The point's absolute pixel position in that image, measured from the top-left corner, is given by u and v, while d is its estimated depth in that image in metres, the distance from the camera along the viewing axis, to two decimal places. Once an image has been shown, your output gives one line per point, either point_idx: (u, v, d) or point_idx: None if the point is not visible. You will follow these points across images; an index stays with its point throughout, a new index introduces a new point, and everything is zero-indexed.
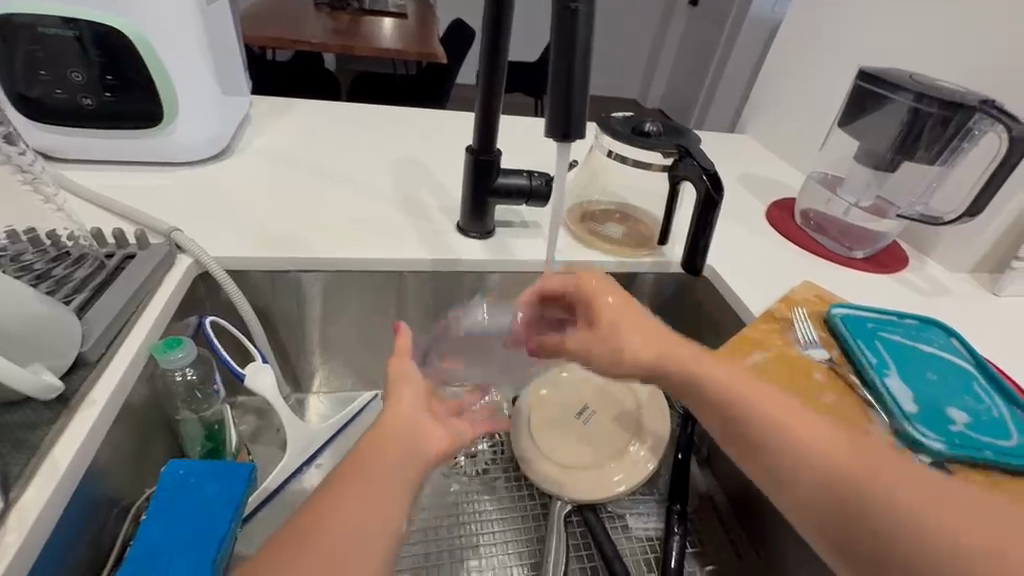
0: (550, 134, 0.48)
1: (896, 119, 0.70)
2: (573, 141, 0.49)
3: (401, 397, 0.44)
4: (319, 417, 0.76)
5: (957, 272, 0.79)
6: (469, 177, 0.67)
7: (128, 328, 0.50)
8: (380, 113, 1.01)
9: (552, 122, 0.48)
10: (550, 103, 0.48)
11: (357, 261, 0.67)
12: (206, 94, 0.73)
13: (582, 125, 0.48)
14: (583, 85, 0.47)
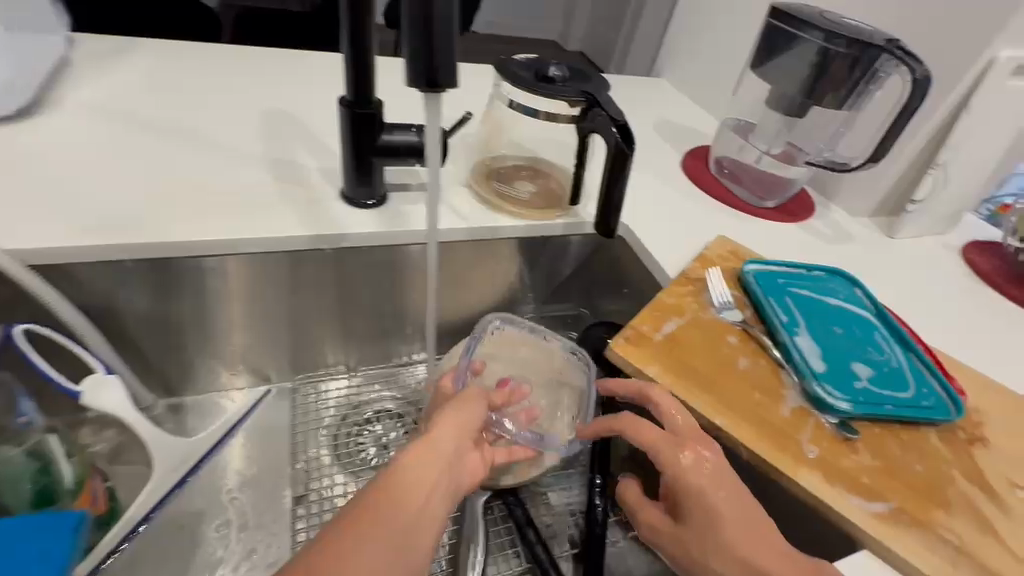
0: (411, 84, 0.40)
1: (806, 62, 0.67)
2: (443, 91, 0.40)
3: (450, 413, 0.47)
4: (214, 420, 0.67)
5: (858, 217, 0.81)
6: (346, 135, 0.56)
7: None
8: (248, 57, 0.84)
9: (412, 73, 0.39)
10: (408, 45, 0.39)
11: (215, 242, 0.56)
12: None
13: (452, 72, 0.39)
14: (447, 17, 0.38)
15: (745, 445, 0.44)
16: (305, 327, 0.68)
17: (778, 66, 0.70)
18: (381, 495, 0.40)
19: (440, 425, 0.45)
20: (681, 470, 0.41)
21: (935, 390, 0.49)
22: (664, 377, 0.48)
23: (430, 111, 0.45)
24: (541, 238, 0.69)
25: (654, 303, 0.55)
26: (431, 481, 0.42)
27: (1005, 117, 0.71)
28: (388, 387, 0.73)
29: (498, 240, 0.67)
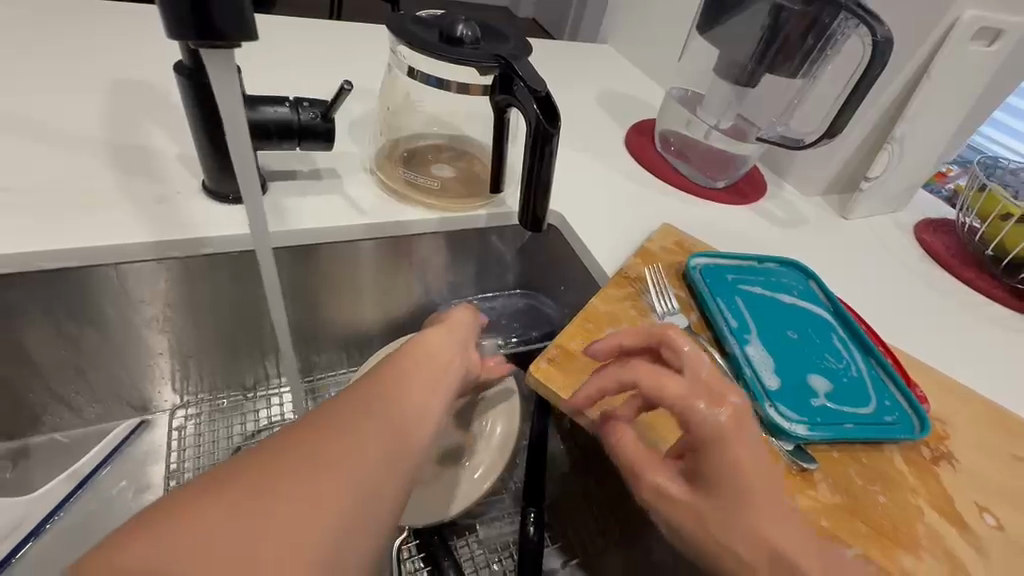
0: (177, 34, 0.31)
1: (756, 22, 0.58)
2: (236, 44, 0.32)
3: (456, 313, 0.43)
4: (49, 479, 0.55)
5: (812, 196, 0.75)
6: (193, 113, 0.44)
7: None
8: (103, 15, 0.69)
9: (177, 21, 0.31)
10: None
11: (26, 254, 0.43)
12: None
13: (246, 22, 0.32)
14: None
15: None
16: (177, 346, 0.57)
17: (726, 30, 0.62)
18: (406, 365, 0.34)
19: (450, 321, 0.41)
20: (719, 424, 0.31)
21: (898, 403, 0.44)
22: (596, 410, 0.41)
23: (230, 81, 0.36)
24: (461, 232, 0.59)
25: (584, 312, 0.47)
26: (450, 360, 0.37)
27: (963, 85, 0.65)
28: (289, 410, 0.63)
29: (408, 236, 0.57)
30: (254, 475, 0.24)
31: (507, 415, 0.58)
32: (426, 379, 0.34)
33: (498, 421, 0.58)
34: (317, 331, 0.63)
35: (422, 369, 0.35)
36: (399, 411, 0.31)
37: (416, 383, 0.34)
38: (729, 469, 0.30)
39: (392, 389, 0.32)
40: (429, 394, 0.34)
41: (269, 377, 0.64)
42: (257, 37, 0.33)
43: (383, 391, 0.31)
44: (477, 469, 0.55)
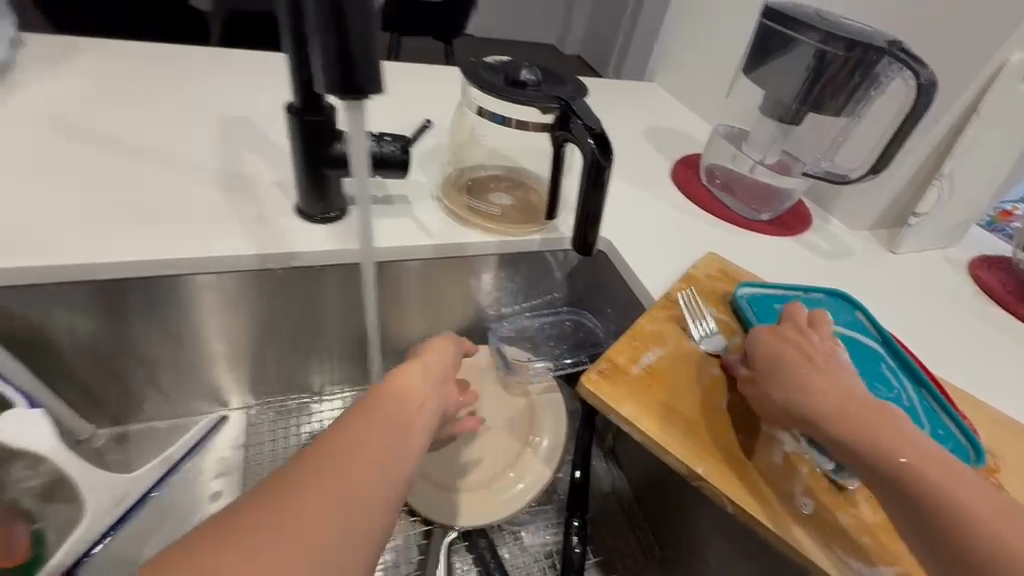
0: (328, 90, 0.38)
1: (802, 64, 0.62)
2: (367, 97, 0.39)
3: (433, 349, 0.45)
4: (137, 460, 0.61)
5: (858, 230, 0.76)
6: (296, 145, 0.51)
7: None
8: (210, 58, 0.79)
9: (327, 79, 0.38)
10: (321, 48, 0.37)
11: (151, 261, 0.50)
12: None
13: (377, 77, 0.38)
14: (357, 14, 0.36)
15: (723, 494, 0.39)
16: (259, 349, 0.63)
17: (771, 72, 0.65)
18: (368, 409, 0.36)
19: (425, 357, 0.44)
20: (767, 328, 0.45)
21: (952, 433, 0.45)
22: (638, 420, 0.42)
23: (354, 128, 0.43)
24: (519, 255, 0.64)
25: (633, 329, 0.50)
26: (417, 399, 0.39)
27: (1014, 124, 0.66)
28: None
29: (469, 257, 0.62)
30: (221, 547, 0.27)
31: (553, 430, 0.61)
32: (394, 425, 0.36)
33: (544, 433, 0.60)
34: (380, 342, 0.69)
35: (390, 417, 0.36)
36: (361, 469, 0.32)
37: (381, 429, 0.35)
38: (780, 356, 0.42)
39: (350, 443, 0.33)
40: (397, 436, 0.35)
41: (333, 383, 0.70)
42: (384, 91, 0.39)
43: (343, 445, 0.33)
44: (520, 480, 0.58)
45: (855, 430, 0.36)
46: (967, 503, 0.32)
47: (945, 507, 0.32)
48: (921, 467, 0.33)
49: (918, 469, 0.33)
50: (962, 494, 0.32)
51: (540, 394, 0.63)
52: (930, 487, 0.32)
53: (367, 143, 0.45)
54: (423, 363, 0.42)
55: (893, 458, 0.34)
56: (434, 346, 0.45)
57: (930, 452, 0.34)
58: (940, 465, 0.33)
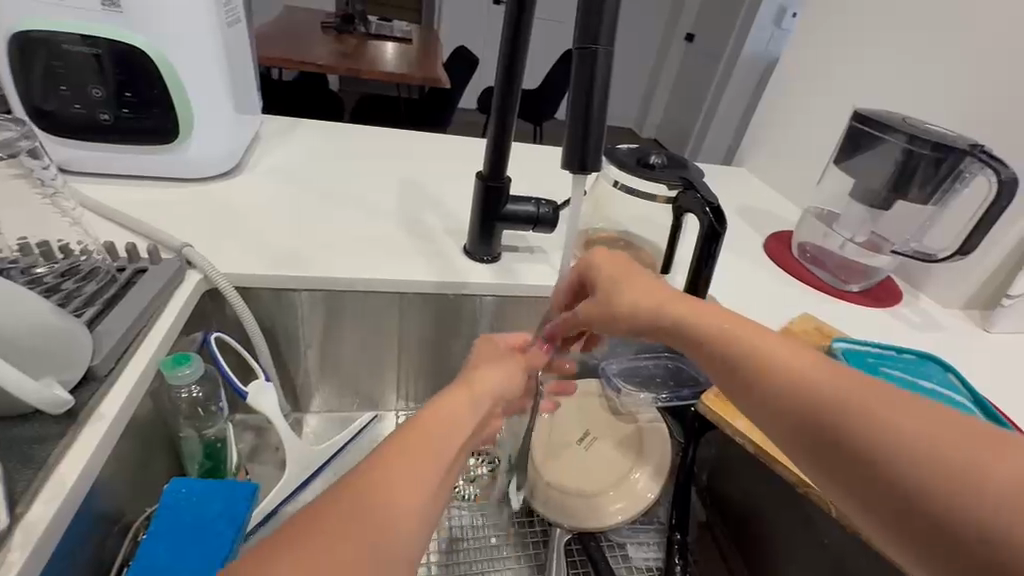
0: (566, 166, 0.51)
1: (891, 158, 0.72)
2: (590, 172, 0.51)
3: (493, 372, 0.46)
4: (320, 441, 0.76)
5: (949, 308, 0.82)
6: (479, 202, 0.68)
7: (145, 334, 0.50)
8: (385, 135, 1.02)
9: (568, 156, 0.51)
10: (568, 136, 0.50)
11: (366, 280, 0.67)
12: (207, 111, 0.71)
13: (597, 158, 0.50)
14: (601, 115, 0.49)
15: (833, 505, 0.47)
16: (413, 360, 0.77)
17: (861, 162, 0.77)
18: (408, 436, 0.36)
19: (485, 375, 0.46)
20: (698, 326, 0.42)
21: None
22: (750, 431, 0.53)
23: (573, 190, 0.56)
24: None
25: None
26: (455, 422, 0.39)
27: None
28: None
29: None
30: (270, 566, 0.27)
31: (659, 460, 0.68)
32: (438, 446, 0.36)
33: (650, 460, 0.68)
34: None
35: (418, 450, 0.35)
36: (392, 505, 0.32)
37: (419, 458, 0.34)
38: (774, 372, 0.37)
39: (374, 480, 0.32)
40: (429, 460, 0.35)
41: None
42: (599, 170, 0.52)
43: (367, 486, 0.32)
44: (618, 500, 0.65)
45: (832, 424, 0.33)
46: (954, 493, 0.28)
47: (930, 503, 0.29)
48: (898, 453, 0.30)
49: (911, 464, 0.30)
50: (939, 487, 0.29)
51: (648, 424, 0.71)
52: (928, 493, 0.29)
53: (579, 208, 0.59)
54: (472, 388, 0.43)
55: (878, 453, 0.31)
56: (503, 368, 0.48)
57: (920, 428, 0.30)
58: (924, 443, 0.30)
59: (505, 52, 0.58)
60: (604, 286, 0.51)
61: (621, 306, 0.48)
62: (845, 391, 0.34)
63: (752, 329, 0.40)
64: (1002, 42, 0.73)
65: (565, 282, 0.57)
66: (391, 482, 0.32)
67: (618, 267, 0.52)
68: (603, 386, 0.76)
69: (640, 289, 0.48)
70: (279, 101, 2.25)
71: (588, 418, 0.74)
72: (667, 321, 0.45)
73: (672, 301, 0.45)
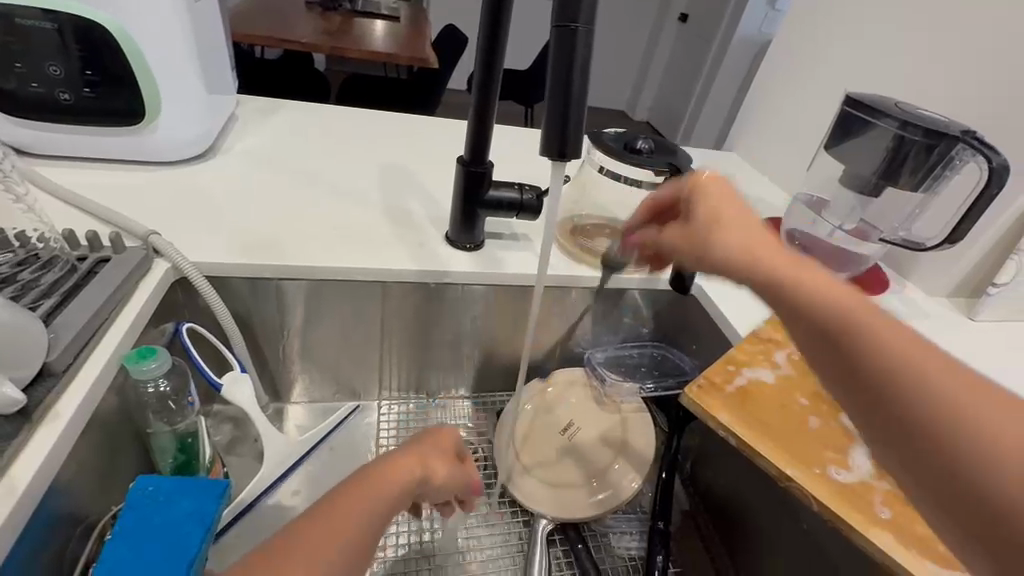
0: (544, 153, 0.49)
1: (881, 145, 0.71)
2: (569, 160, 0.49)
3: (439, 461, 0.51)
4: (299, 430, 0.74)
5: (936, 296, 0.82)
6: (460, 187, 0.66)
7: (105, 327, 0.48)
8: (366, 117, 0.98)
9: (547, 140, 0.49)
10: (546, 122, 0.48)
11: (346, 269, 0.65)
12: (175, 91, 0.67)
13: (577, 143, 0.48)
14: (580, 101, 0.47)
15: (814, 498, 0.46)
16: (397, 350, 0.76)
17: (853, 146, 0.75)
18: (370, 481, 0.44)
19: (438, 458, 0.51)
20: (770, 266, 0.38)
21: None
22: (734, 425, 0.51)
23: (552, 177, 0.54)
24: (617, 291, 0.73)
25: (726, 356, 0.59)
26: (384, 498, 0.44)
27: None
28: (475, 415, 0.81)
29: (579, 288, 0.72)
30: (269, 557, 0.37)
31: (642, 452, 0.68)
32: (385, 502, 0.44)
33: (634, 451, 0.68)
34: (489, 357, 0.79)
35: (362, 502, 0.42)
36: (356, 524, 0.41)
37: (362, 510, 0.42)
38: (852, 335, 0.33)
39: (332, 519, 0.40)
40: (375, 516, 0.43)
41: (449, 388, 0.82)
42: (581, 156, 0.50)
43: (329, 519, 0.40)
44: (602, 490, 0.66)
45: (922, 409, 0.29)
46: (1012, 486, 0.26)
47: (993, 509, 0.26)
48: (987, 453, 0.27)
49: (992, 464, 0.26)
50: (999, 486, 0.26)
51: (633, 413, 0.72)
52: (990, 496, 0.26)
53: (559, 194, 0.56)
54: (427, 466, 0.49)
55: (963, 446, 0.27)
56: (447, 451, 0.52)
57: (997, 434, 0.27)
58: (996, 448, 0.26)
59: (485, 30, 0.55)
60: (699, 213, 0.45)
61: (706, 240, 0.43)
62: (919, 367, 0.30)
63: (838, 288, 0.35)
64: (1001, 23, 0.71)
65: (650, 201, 0.55)
66: (345, 519, 0.40)
67: (715, 195, 0.45)
68: (590, 374, 0.75)
69: (730, 228, 0.42)
70: (261, 80, 2.19)
71: (570, 406, 0.73)
72: (741, 255, 0.40)
73: (755, 247, 0.40)
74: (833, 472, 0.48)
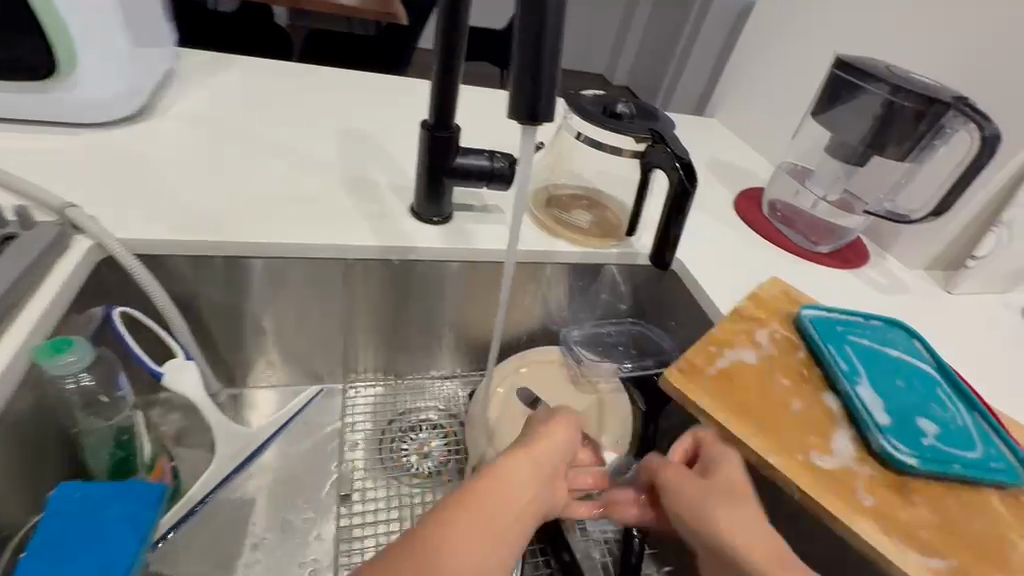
0: (513, 116, 0.44)
1: (870, 112, 0.68)
2: (541, 125, 0.44)
3: (555, 434, 0.48)
4: (268, 416, 0.70)
5: (914, 269, 0.81)
6: (424, 155, 0.61)
7: (12, 317, 0.43)
8: (324, 76, 0.90)
9: (515, 102, 0.43)
10: (515, 80, 0.43)
11: (300, 245, 0.59)
12: (93, 41, 0.59)
13: (550, 105, 0.43)
14: (553, 56, 0.42)
15: (797, 487, 0.44)
16: (363, 331, 0.71)
17: (841, 115, 0.71)
18: (462, 497, 0.40)
19: (544, 442, 0.47)
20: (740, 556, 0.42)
21: (1003, 453, 0.49)
22: (716, 411, 0.49)
23: (523, 143, 0.49)
24: (594, 266, 0.69)
25: (707, 336, 0.56)
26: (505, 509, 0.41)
27: None
28: (448, 399, 0.77)
29: (552, 263, 0.68)
30: None
31: (619, 431, 0.66)
32: (492, 516, 0.40)
33: (610, 431, 0.66)
34: (462, 336, 0.75)
35: (470, 521, 0.38)
36: (454, 554, 0.36)
37: (464, 534, 0.37)
38: None
39: (418, 549, 0.35)
40: (484, 535, 0.38)
41: (419, 370, 0.78)
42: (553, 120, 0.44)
43: (423, 543, 0.36)
44: None
45: None
46: None
47: None
48: None
49: None
50: None
51: (610, 393, 0.70)
52: None
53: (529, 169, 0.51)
54: (533, 456, 0.45)
55: None
56: (555, 428, 0.48)
57: None
58: None
59: None
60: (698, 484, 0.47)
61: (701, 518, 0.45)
62: None
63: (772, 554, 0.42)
64: None
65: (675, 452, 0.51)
66: (449, 540, 0.37)
67: (698, 485, 0.47)
68: (566, 355, 0.72)
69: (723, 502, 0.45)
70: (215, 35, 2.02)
71: (543, 387, 0.70)
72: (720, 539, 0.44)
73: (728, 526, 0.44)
74: (815, 459, 0.47)
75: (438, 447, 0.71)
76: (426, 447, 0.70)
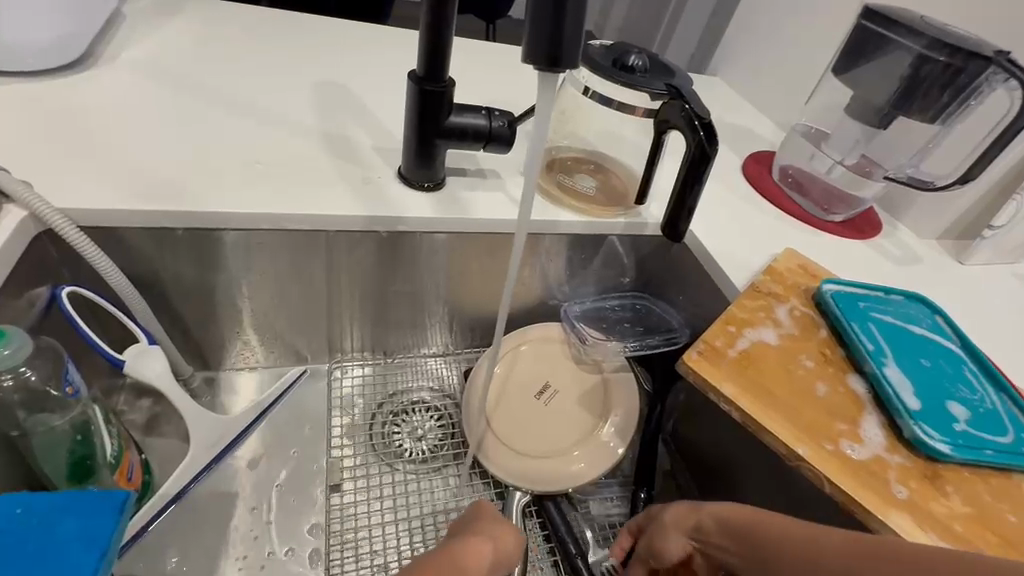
0: (529, 62, 0.37)
1: (900, 70, 0.62)
2: (562, 73, 0.38)
3: (507, 528, 0.41)
4: (252, 400, 0.65)
5: (927, 239, 0.77)
6: (411, 112, 0.54)
7: None
8: (295, 21, 0.80)
9: (532, 46, 0.37)
10: (530, 23, 0.36)
11: (274, 215, 0.52)
12: None
13: (576, 49, 0.37)
14: None
15: (827, 479, 0.42)
16: (348, 308, 0.65)
17: (864, 73, 0.66)
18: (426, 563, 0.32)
19: (496, 530, 0.40)
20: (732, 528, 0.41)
21: None
22: (738, 397, 0.45)
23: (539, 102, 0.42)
24: (598, 237, 0.64)
25: (725, 316, 0.52)
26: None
27: None
28: (441, 379, 0.73)
29: (555, 234, 0.62)
30: None
31: (625, 411, 0.63)
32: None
33: (616, 412, 0.63)
34: (456, 312, 0.70)
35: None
36: None
37: None
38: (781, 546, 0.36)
39: None
40: None
41: (410, 348, 0.72)
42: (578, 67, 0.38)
43: None
44: (582, 460, 0.60)
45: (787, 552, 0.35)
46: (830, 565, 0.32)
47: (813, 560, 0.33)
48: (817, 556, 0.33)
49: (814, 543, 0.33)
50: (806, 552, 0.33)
51: (614, 373, 0.66)
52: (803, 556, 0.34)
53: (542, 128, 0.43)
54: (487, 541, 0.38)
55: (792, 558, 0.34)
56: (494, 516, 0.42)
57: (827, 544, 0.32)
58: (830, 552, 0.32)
59: None
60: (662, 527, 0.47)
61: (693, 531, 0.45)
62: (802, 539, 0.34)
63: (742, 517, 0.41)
64: None
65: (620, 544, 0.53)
66: None
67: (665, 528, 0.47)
68: (567, 331, 0.68)
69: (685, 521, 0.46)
70: None
71: (544, 366, 0.67)
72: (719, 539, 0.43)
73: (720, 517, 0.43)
74: (845, 448, 0.44)
75: (432, 429, 0.67)
76: (419, 430, 0.66)
